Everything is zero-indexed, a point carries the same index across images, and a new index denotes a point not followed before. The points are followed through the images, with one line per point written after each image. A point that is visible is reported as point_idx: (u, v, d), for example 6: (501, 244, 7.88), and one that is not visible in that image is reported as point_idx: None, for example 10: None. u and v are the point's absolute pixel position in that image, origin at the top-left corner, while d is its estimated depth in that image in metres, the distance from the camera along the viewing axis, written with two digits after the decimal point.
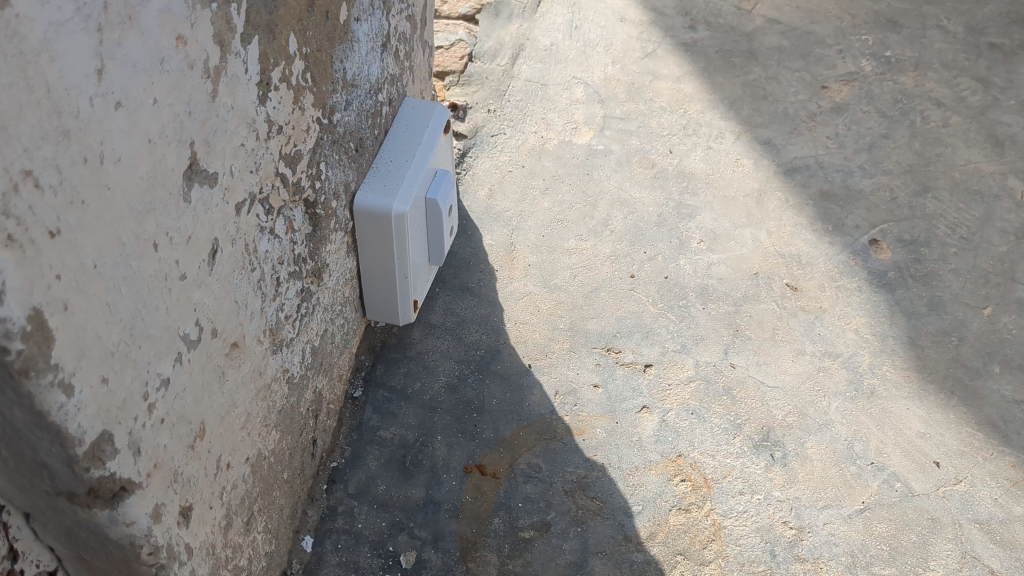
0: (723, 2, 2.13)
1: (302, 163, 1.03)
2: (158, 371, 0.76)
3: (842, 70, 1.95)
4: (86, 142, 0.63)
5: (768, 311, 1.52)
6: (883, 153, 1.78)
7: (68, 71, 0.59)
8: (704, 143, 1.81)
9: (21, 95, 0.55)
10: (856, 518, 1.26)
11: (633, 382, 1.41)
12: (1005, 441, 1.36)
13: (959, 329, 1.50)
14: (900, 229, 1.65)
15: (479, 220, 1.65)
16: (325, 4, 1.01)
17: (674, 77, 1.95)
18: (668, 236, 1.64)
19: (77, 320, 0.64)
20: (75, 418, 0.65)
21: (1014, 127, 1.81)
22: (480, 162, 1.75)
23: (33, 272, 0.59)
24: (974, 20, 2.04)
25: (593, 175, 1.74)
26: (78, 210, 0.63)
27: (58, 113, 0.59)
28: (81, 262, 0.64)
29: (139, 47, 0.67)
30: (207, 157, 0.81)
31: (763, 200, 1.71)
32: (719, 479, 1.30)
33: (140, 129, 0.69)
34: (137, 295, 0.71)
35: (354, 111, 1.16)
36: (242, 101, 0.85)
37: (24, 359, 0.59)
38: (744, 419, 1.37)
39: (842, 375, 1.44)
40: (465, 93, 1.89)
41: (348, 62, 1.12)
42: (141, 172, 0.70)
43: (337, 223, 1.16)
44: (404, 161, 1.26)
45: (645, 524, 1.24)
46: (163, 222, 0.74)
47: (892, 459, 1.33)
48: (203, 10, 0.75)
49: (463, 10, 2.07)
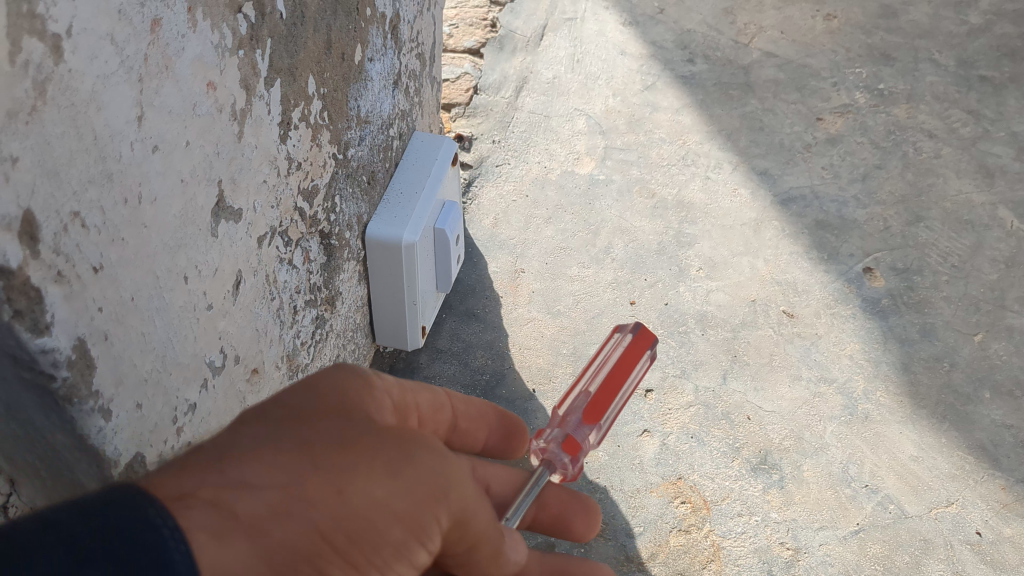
0: (721, 36, 2.19)
1: (319, 197, 1.08)
2: (186, 397, 0.81)
3: (836, 102, 2.01)
4: (127, 184, 0.67)
5: (765, 337, 1.57)
6: (877, 183, 1.83)
7: (112, 119, 0.64)
8: (703, 173, 1.86)
9: (71, 142, 0.60)
10: (851, 539, 1.30)
11: (634, 407, 1.45)
12: (995, 464, 1.40)
13: (951, 355, 1.54)
14: (893, 257, 1.70)
15: (484, 248, 1.70)
16: (342, 45, 1.06)
17: (674, 109, 2.00)
18: (668, 264, 1.68)
19: (116, 349, 0.68)
20: (112, 440, 0.70)
21: (1004, 158, 1.87)
22: (485, 191, 1.80)
23: (78, 306, 0.63)
24: (964, 54, 2.11)
25: (595, 205, 1.79)
26: (119, 247, 0.67)
27: (103, 158, 0.64)
28: (121, 295, 0.68)
29: (175, 94, 0.72)
30: (234, 193, 0.85)
31: (760, 229, 1.76)
32: (717, 501, 1.34)
33: (174, 170, 0.74)
34: (168, 325, 0.76)
35: (366, 146, 1.21)
36: (265, 140, 0.90)
37: (68, 386, 0.64)
38: (743, 441, 1.42)
39: (837, 400, 1.48)
40: (470, 124, 1.94)
41: (362, 99, 1.17)
42: (174, 211, 0.75)
43: (350, 253, 1.21)
44: (414, 192, 1.31)
45: (645, 545, 1.29)
46: (192, 256, 0.79)
47: (886, 481, 1.37)
48: (231, 57, 0.80)
49: (467, 43, 2.14)
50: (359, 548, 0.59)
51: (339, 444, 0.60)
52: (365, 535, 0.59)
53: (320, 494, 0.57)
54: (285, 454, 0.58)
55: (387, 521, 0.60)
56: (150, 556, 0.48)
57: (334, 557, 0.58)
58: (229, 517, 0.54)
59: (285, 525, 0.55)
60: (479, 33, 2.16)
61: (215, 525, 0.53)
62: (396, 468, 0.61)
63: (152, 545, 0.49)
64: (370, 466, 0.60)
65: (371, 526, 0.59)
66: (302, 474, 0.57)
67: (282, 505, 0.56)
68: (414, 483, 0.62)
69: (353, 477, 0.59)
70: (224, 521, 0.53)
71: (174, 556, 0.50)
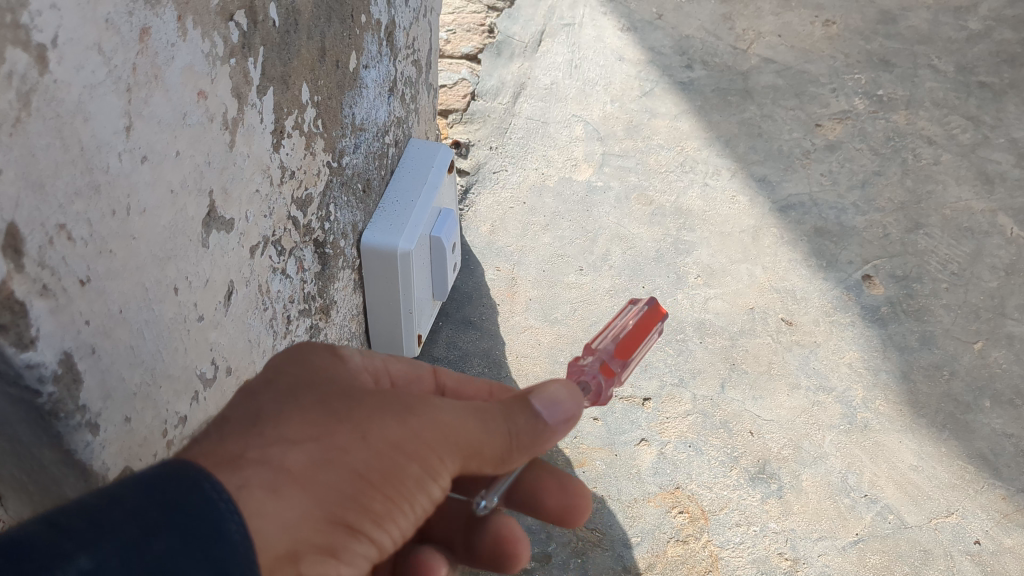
0: (719, 42, 2.18)
1: (313, 205, 1.07)
2: (176, 409, 0.80)
3: (835, 108, 2.00)
4: (114, 195, 0.66)
5: (763, 345, 1.56)
6: (876, 190, 1.82)
7: (99, 130, 0.63)
8: (701, 180, 1.86)
9: (57, 153, 0.59)
10: (850, 550, 1.29)
11: (632, 416, 1.44)
12: (995, 473, 1.39)
13: (951, 363, 1.54)
14: (892, 265, 1.69)
15: (481, 255, 1.69)
16: (336, 53, 1.06)
17: (672, 115, 2.00)
18: (666, 272, 1.68)
19: (103, 363, 0.67)
20: (99, 455, 0.69)
21: (1003, 165, 1.86)
22: (482, 198, 1.80)
23: (64, 319, 0.62)
24: (964, 60, 2.10)
25: (593, 212, 1.78)
26: (106, 259, 0.66)
27: (90, 169, 0.63)
28: (108, 308, 0.67)
29: (164, 103, 0.71)
30: (225, 203, 0.84)
31: (759, 236, 1.75)
32: (715, 510, 1.33)
33: (164, 181, 0.73)
34: (158, 338, 0.75)
35: (361, 154, 1.20)
36: (258, 148, 0.89)
37: (54, 401, 0.63)
38: (741, 451, 1.41)
39: (836, 409, 1.47)
40: (467, 131, 1.93)
41: (357, 107, 1.16)
42: (164, 222, 0.74)
43: (344, 261, 1.20)
44: (409, 200, 1.31)
45: (643, 555, 1.28)
46: (183, 267, 0.78)
47: (885, 491, 1.36)
48: (222, 65, 0.79)
49: (465, 49, 2.13)
50: (388, 484, 0.65)
51: (356, 400, 0.67)
52: (397, 472, 0.65)
53: (349, 441, 0.64)
54: (311, 415, 0.65)
55: (407, 458, 0.66)
56: (210, 514, 0.56)
57: (372, 492, 0.64)
58: (278, 472, 0.61)
59: (326, 471, 0.63)
60: (476, 39, 2.15)
61: (267, 482, 0.60)
62: (411, 411, 0.68)
63: (212, 510, 0.56)
64: (384, 414, 0.67)
65: (394, 463, 0.65)
66: (330, 427, 0.65)
67: (320, 454, 0.63)
68: (431, 418, 0.68)
69: (375, 422, 0.66)
70: (272, 477, 0.61)
71: (227, 518, 0.56)
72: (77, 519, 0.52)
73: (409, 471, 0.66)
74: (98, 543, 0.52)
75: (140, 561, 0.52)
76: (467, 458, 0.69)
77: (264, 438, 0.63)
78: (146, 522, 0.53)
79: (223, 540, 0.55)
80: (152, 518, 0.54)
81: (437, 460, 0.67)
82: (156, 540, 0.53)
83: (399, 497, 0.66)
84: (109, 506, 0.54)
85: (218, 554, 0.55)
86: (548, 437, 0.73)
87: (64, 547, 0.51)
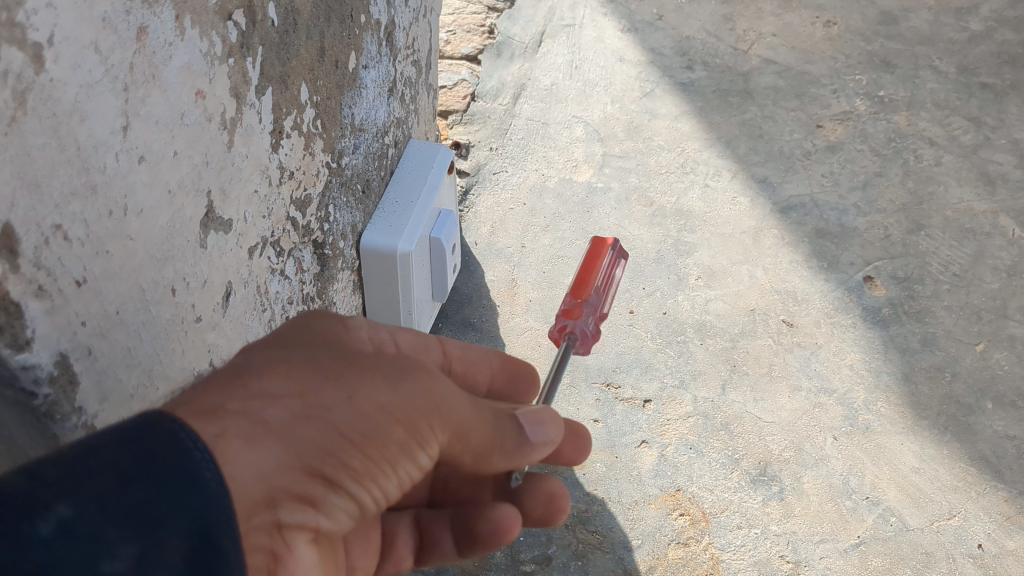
0: (720, 43, 2.18)
1: (312, 206, 1.06)
2: None
3: (836, 109, 2.00)
4: (111, 196, 0.66)
5: (764, 347, 1.55)
6: (878, 191, 1.82)
7: (96, 129, 0.62)
8: (702, 181, 1.85)
9: (53, 153, 0.59)
10: (852, 553, 1.29)
11: (632, 418, 1.44)
12: (998, 476, 1.39)
13: (953, 365, 1.53)
14: (894, 266, 1.68)
15: (481, 256, 1.68)
16: (335, 53, 1.05)
17: (672, 116, 1.99)
18: (666, 273, 1.67)
19: (100, 365, 0.67)
20: None
21: (1005, 166, 1.86)
22: (482, 200, 1.79)
23: (61, 321, 0.62)
24: (965, 61, 2.10)
25: (593, 213, 1.77)
26: (103, 260, 0.66)
27: (87, 169, 0.62)
28: (105, 309, 0.67)
29: (162, 103, 0.71)
30: (223, 204, 0.84)
31: (759, 238, 1.74)
32: (716, 513, 1.33)
33: (161, 181, 0.72)
34: (155, 338, 0.74)
35: (361, 154, 1.20)
36: (256, 149, 0.89)
37: (50, 403, 0.62)
38: (743, 453, 1.40)
39: (837, 411, 1.46)
40: (467, 132, 1.92)
41: (356, 107, 1.16)
42: (161, 222, 0.73)
43: (344, 262, 1.19)
44: (409, 201, 1.30)
45: (644, 558, 1.27)
46: (180, 267, 0.77)
47: (886, 493, 1.36)
48: (220, 65, 0.79)
49: (465, 50, 2.12)
50: (367, 447, 0.64)
51: (340, 361, 0.66)
52: (376, 436, 0.64)
53: (332, 401, 0.62)
54: (295, 369, 0.63)
55: (391, 424, 0.64)
56: (186, 462, 0.53)
57: (349, 452, 0.63)
58: (256, 424, 0.59)
59: (306, 428, 0.61)
60: (476, 40, 2.15)
61: (246, 434, 0.58)
62: (394, 379, 0.66)
63: (189, 460, 0.53)
64: (373, 380, 0.65)
65: (377, 428, 0.64)
66: (313, 384, 0.63)
67: (300, 411, 0.61)
68: (417, 388, 0.66)
69: (358, 384, 0.64)
70: (252, 428, 0.59)
71: (203, 467, 0.54)
72: (55, 469, 0.50)
73: (390, 435, 0.64)
74: (77, 492, 0.50)
75: (117, 510, 0.50)
76: (447, 434, 0.68)
77: (247, 388, 0.61)
78: (123, 471, 0.51)
79: (198, 489, 0.53)
80: (127, 467, 0.51)
81: (418, 429, 0.66)
82: (133, 489, 0.51)
83: (376, 461, 0.64)
84: (87, 454, 0.51)
85: (190, 502, 0.52)
86: (527, 454, 0.74)
87: (43, 497, 0.49)
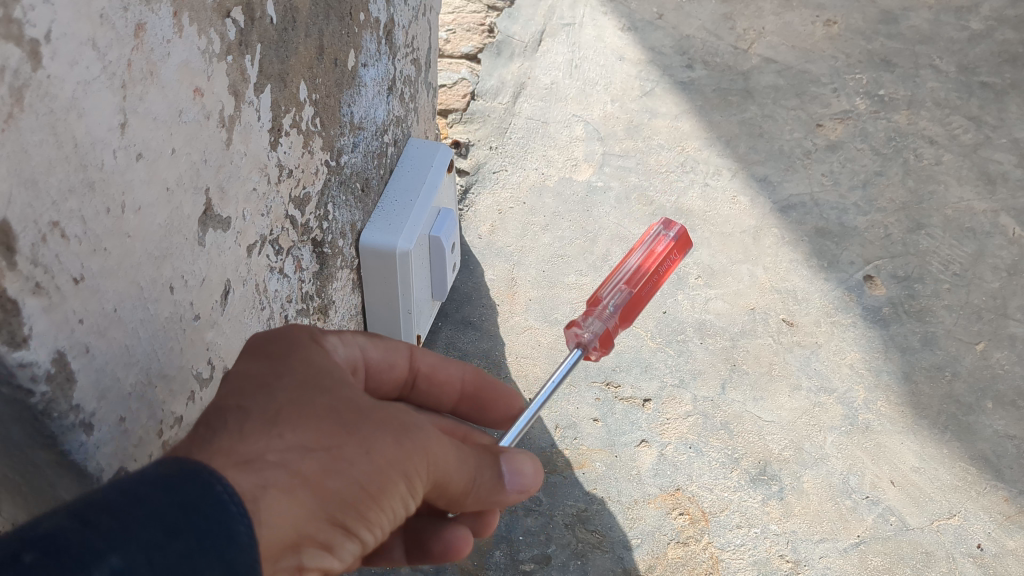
0: (720, 42, 2.17)
1: (311, 204, 1.06)
2: (173, 410, 0.79)
3: (837, 108, 1.99)
4: (109, 193, 0.66)
5: (764, 346, 1.55)
6: (878, 191, 1.81)
7: (94, 126, 0.62)
8: (702, 180, 1.85)
9: (50, 150, 0.58)
10: (852, 552, 1.28)
11: (632, 417, 1.44)
12: (998, 475, 1.38)
13: (953, 364, 1.53)
14: (894, 265, 1.68)
15: (480, 255, 1.68)
16: (334, 51, 1.05)
17: (672, 115, 1.99)
18: (666, 272, 1.67)
19: (97, 362, 0.67)
20: (94, 456, 0.68)
21: (1005, 165, 1.85)
22: (482, 199, 1.79)
23: (58, 318, 0.62)
24: (965, 60, 2.10)
25: (593, 212, 1.77)
26: (101, 258, 0.65)
27: (84, 166, 0.62)
28: (103, 307, 0.66)
29: (160, 100, 0.70)
30: (222, 202, 0.84)
31: (759, 237, 1.74)
32: (716, 512, 1.32)
33: (159, 178, 0.72)
34: (153, 337, 0.74)
35: (360, 153, 1.19)
36: (255, 147, 0.89)
37: (47, 401, 0.62)
38: (742, 452, 1.40)
39: (837, 411, 1.46)
40: (467, 130, 1.92)
41: (356, 105, 1.15)
42: (160, 220, 0.73)
43: (343, 261, 1.19)
44: (408, 200, 1.30)
45: (644, 557, 1.27)
46: (178, 266, 0.77)
47: (886, 493, 1.35)
48: (219, 62, 0.78)
49: (464, 49, 2.12)
50: (382, 496, 0.62)
51: (358, 404, 0.63)
52: (391, 486, 0.62)
53: (353, 451, 0.60)
54: (319, 414, 0.61)
55: (403, 474, 0.63)
56: (225, 516, 0.51)
57: (366, 502, 0.61)
58: (281, 473, 0.57)
59: (330, 481, 0.59)
60: (476, 38, 2.15)
61: (276, 485, 0.56)
62: (410, 427, 0.64)
63: (225, 514, 0.52)
64: (387, 427, 0.63)
65: (391, 477, 0.62)
66: (332, 432, 0.60)
67: (325, 462, 0.59)
68: (428, 438, 0.65)
69: (377, 434, 0.62)
70: (281, 479, 0.57)
71: (237, 521, 0.52)
72: (104, 516, 0.48)
73: (399, 489, 0.63)
74: (126, 542, 0.48)
75: (164, 563, 0.48)
76: (445, 482, 0.67)
77: (275, 434, 0.58)
78: (170, 523, 0.49)
79: (237, 547, 0.51)
80: (173, 519, 0.49)
81: (419, 484, 0.64)
82: (178, 543, 0.49)
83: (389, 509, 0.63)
84: (136, 502, 0.49)
85: (230, 556, 0.51)
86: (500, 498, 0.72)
87: (95, 546, 0.47)
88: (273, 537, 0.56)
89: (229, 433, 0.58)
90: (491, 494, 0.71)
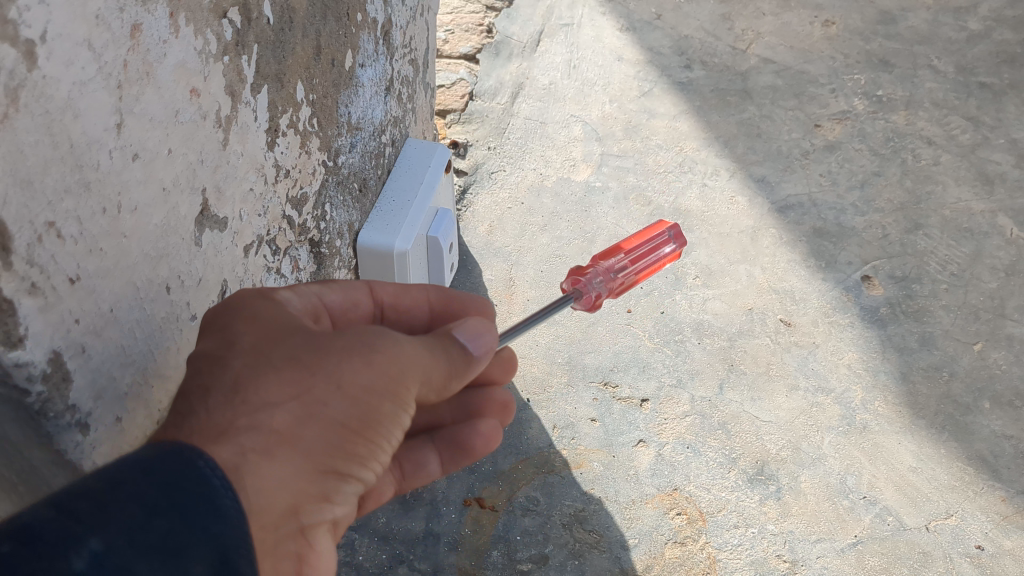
0: (718, 42, 2.18)
1: (309, 204, 1.06)
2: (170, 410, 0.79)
3: (835, 109, 2.00)
4: (105, 193, 0.66)
5: (762, 346, 1.55)
6: (876, 191, 1.81)
7: (90, 127, 0.62)
8: (700, 180, 1.85)
9: (46, 150, 0.59)
10: (849, 552, 1.29)
11: (630, 417, 1.44)
12: (995, 475, 1.39)
13: (950, 364, 1.53)
14: (892, 266, 1.68)
15: (478, 256, 1.68)
16: (332, 51, 1.05)
17: (671, 115, 1.99)
18: (664, 273, 1.67)
19: (94, 363, 0.67)
20: (90, 456, 0.68)
21: (1003, 166, 1.86)
22: (480, 199, 1.79)
23: (54, 318, 0.62)
24: (963, 60, 2.10)
25: (591, 212, 1.77)
26: (97, 258, 0.66)
27: (80, 167, 0.62)
28: (99, 307, 0.67)
29: (156, 100, 0.71)
30: (218, 202, 0.84)
31: (757, 237, 1.74)
32: (714, 512, 1.32)
33: (155, 178, 0.72)
34: (150, 337, 0.74)
35: (357, 153, 1.20)
36: (252, 147, 0.89)
37: (43, 400, 0.62)
38: (740, 452, 1.40)
39: (835, 411, 1.46)
40: (465, 130, 1.92)
41: (353, 106, 1.16)
42: (156, 220, 0.73)
43: (341, 261, 1.20)
44: (406, 200, 1.30)
45: (641, 557, 1.27)
46: (175, 266, 0.77)
47: (884, 493, 1.36)
48: (215, 63, 0.79)
49: (463, 49, 2.12)
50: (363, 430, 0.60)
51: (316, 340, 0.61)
52: (371, 416, 0.60)
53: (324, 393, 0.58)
54: (278, 366, 0.59)
55: (381, 400, 0.61)
56: (207, 491, 0.50)
57: (351, 439, 0.60)
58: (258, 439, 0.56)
59: (309, 430, 0.58)
60: (475, 39, 2.15)
61: (254, 449, 0.55)
62: (372, 346, 0.61)
63: (209, 490, 0.51)
64: (351, 355, 0.60)
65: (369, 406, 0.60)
66: (298, 378, 0.58)
67: (298, 412, 0.57)
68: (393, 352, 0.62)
69: (341, 364, 0.59)
70: (259, 441, 0.56)
71: (222, 495, 0.51)
72: (83, 499, 0.46)
73: (385, 412, 0.61)
74: (106, 526, 0.46)
75: (146, 542, 0.46)
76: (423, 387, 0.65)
77: (240, 399, 0.57)
78: (150, 502, 0.47)
79: (226, 520, 0.50)
80: (152, 497, 0.47)
81: (401, 394, 0.62)
82: (159, 520, 0.47)
83: (376, 438, 0.61)
84: (115, 485, 0.47)
85: (220, 533, 0.49)
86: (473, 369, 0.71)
87: (74, 531, 0.45)
88: (269, 499, 0.55)
89: (197, 412, 0.56)
90: (466, 369, 0.69)
